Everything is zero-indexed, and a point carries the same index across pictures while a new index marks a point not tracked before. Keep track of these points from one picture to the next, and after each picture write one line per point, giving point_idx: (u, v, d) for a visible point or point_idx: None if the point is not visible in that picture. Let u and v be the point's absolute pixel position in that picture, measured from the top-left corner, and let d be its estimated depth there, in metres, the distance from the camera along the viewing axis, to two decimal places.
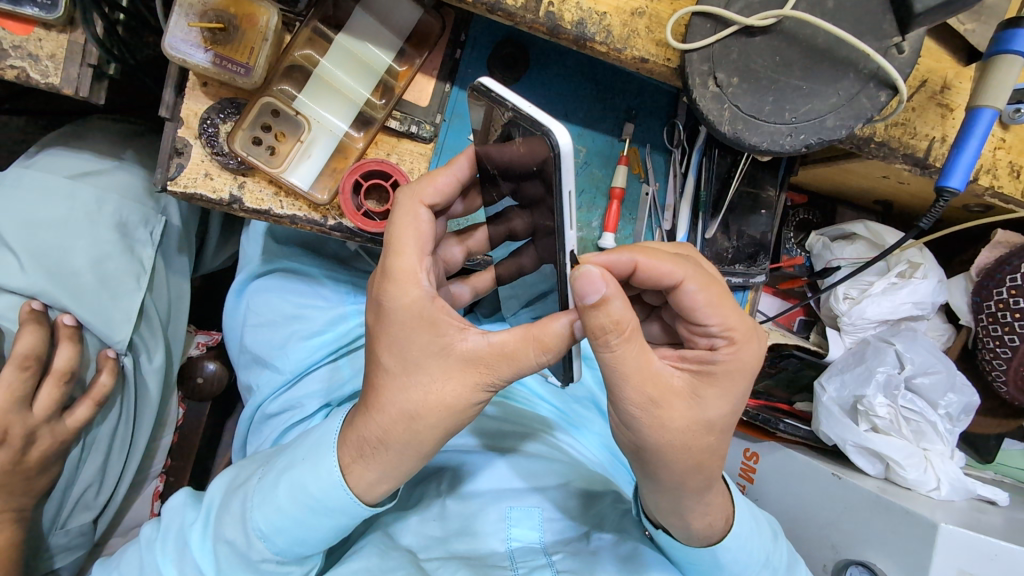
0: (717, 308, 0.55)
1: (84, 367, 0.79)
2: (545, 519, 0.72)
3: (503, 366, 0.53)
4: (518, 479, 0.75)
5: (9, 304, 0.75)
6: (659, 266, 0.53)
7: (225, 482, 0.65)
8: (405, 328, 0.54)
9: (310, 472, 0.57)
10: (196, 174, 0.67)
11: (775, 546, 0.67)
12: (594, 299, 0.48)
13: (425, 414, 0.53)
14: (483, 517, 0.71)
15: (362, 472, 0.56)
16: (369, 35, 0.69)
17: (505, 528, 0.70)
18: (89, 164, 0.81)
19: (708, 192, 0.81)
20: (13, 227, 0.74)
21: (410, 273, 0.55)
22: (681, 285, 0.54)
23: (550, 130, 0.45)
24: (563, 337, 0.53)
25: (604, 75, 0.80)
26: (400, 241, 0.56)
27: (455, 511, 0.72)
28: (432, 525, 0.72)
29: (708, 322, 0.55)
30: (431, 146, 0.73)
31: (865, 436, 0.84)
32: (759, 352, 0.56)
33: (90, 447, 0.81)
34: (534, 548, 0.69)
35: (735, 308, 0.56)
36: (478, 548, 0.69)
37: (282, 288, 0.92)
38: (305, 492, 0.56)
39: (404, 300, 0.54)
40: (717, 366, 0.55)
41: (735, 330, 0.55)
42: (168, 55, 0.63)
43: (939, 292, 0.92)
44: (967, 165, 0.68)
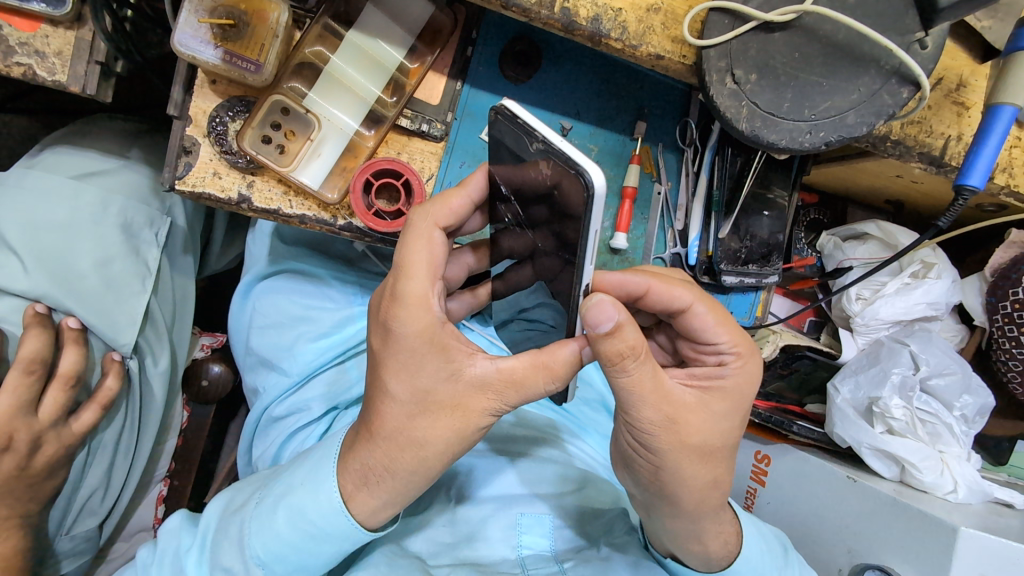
0: (722, 326, 0.56)
1: (89, 370, 0.77)
2: (556, 526, 0.71)
3: (512, 393, 0.52)
4: (527, 486, 0.74)
5: (12, 307, 0.73)
6: (671, 289, 0.55)
7: (221, 504, 0.63)
8: (415, 357, 0.52)
9: (309, 499, 0.56)
10: (204, 174, 0.66)
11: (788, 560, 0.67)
12: (606, 328, 0.47)
13: (428, 432, 0.52)
14: (491, 525, 0.70)
15: (366, 500, 0.56)
16: (381, 31, 0.67)
17: (513, 536, 0.69)
18: (94, 163, 0.79)
19: (720, 193, 0.79)
20: (15, 228, 0.72)
21: (422, 297, 0.52)
22: (689, 308, 0.56)
23: (585, 170, 0.43)
24: (572, 363, 0.51)
25: (616, 74, 0.79)
26: (411, 266, 0.53)
27: (464, 517, 0.71)
28: (441, 531, 0.70)
29: (716, 340, 0.57)
30: (443, 145, 0.72)
31: (881, 438, 0.83)
32: (748, 390, 0.57)
33: (96, 451, 0.80)
34: (544, 556, 0.68)
35: (738, 327, 0.58)
36: (488, 555, 0.68)
37: (289, 289, 0.91)
38: (306, 519, 0.55)
39: (414, 327, 0.52)
40: (726, 383, 0.56)
41: (739, 347, 0.57)
42: (176, 52, 0.60)
43: (953, 293, 0.91)
44: (988, 162, 0.66)
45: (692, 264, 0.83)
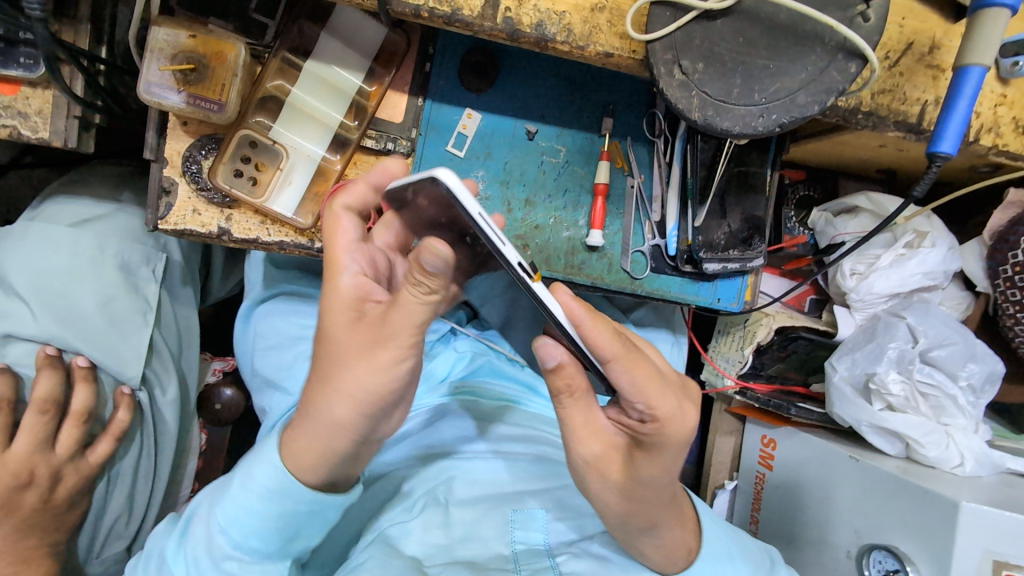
0: (639, 383, 0.49)
1: (101, 405, 0.82)
2: (550, 521, 0.71)
3: (401, 312, 0.50)
4: (519, 485, 0.75)
5: (26, 351, 0.78)
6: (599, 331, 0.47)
7: (205, 494, 0.65)
8: (326, 308, 0.55)
9: (257, 461, 0.57)
10: (184, 212, 0.69)
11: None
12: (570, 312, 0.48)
13: (331, 367, 0.52)
14: (485, 524, 0.70)
15: (295, 445, 0.56)
16: (337, 59, 0.69)
17: (508, 533, 0.70)
18: (91, 209, 0.84)
19: (694, 180, 0.80)
20: (21, 278, 0.77)
21: (331, 260, 0.56)
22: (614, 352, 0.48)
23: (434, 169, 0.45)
24: (433, 259, 0.46)
25: (577, 73, 0.80)
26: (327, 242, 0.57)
27: (458, 518, 0.71)
28: (435, 532, 0.70)
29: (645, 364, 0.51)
30: (410, 161, 0.75)
31: (880, 416, 0.81)
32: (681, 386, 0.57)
33: (115, 480, 0.85)
34: (535, 550, 0.69)
35: (663, 389, 0.50)
36: (481, 554, 0.68)
37: (285, 310, 0.95)
38: (254, 480, 0.56)
39: (330, 293, 0.55)
40: (648, 439, 0.52)
41: (659, 411, 0.50)
42: (143, 100, 0.63)
43: (950, 260, 0.89)
44: (958, 126, 0.64)
45: (672, 254, 0.83)
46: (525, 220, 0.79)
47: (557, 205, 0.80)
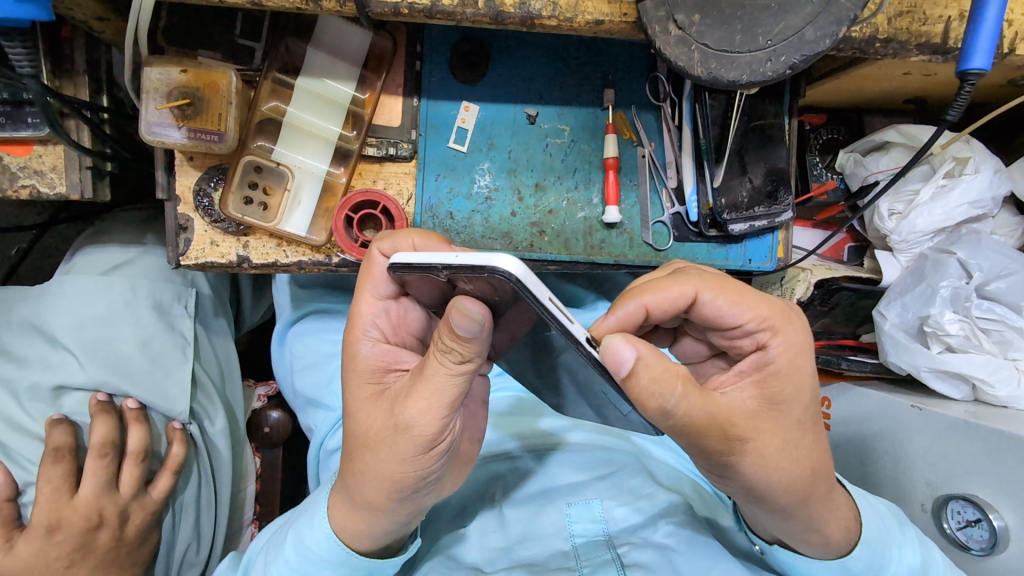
0: (738, 301, 0.52)
1: (156, 442, 0.85)
2: (606, 510, 0.70)
3: (421, 386, 0.49)
4: (570, 477, 0.74)
5: (79, 399, 0.81)
6: (668, 290, 0.52)
7: (265, 538, 0.70)
8: (352, 378, 0.54)
9: (307, 528, 0.58)
10: (203, 245, 0.70)
11: (902, 531, 0.62)
12: (628, 367, 0.45)
13: (361, 433, 0.52)
14: (542, 519, 0.70)
15: (342, 518, 0.56)
16: (328, 72, 0.69)
17: (566, 527, 0.68)
18: (118, 255, 0.86)
19: (707, 140, 0.76)
20: (64, 330, 0.80)
21: (357, 325, 0.54)
22: (697, 297, 0.52)
23: (494, 266, 0.40)
24: (464, 320, 0.44)
25: (571, 47, 0.77)
26: (353, 321, 0.55)
27: (515, 518, 0.71)
28: (493, 535, 0.69)
29: (741, 321, 0.52)
30: (414, 163, 0.74)
31: (939, 359, 0.76)
32: (803, 357, 0.52)
33: (180, 511, 0.88)
34: (597, 541, 0.67)
35: (760, 297, 0.52)
36: (542, 552, 0.67)
37: (316, 329, 0.96)
38: (306, 547, 0.58)
39: (352, 358, 0.55)
40: (776, 364, 0.51)
41: (769, 320, 0.52)
42: (147, 141, 0.64)
43: (998, 184, 0.83)
44: (990, 37, 0.58)
45: (694, 221, 0.80)
46: (538, 206, 0.78)
47: (568, 186, 0.78)
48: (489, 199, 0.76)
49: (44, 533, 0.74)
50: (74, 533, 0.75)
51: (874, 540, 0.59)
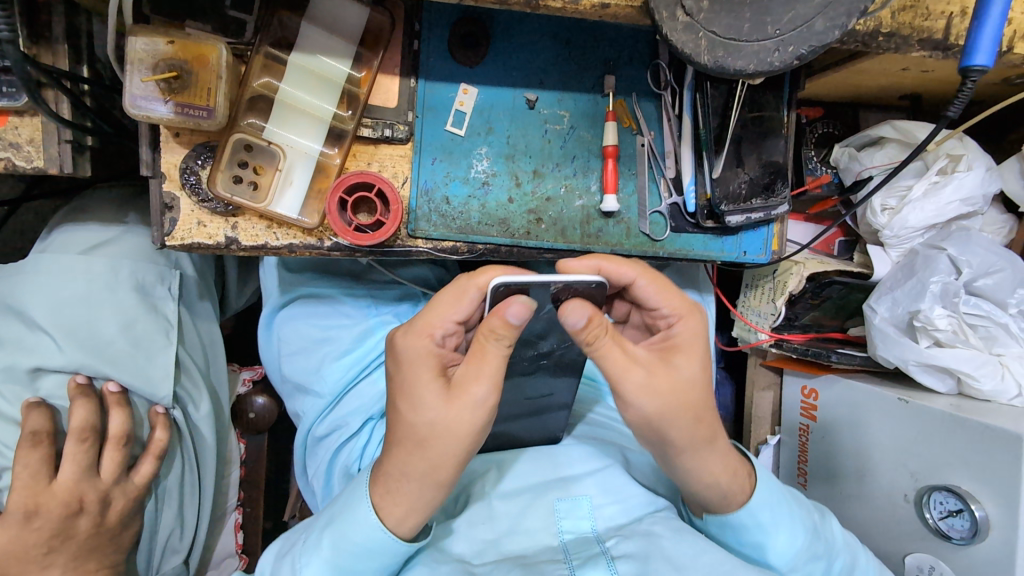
0: (663, 293, 0.62)
1: (138, 426, 0.82)
2: (596, 507, 0.69)
3: (488, 368, 0.53)
4: (558, 472, 0.73)
5: (57, 382, 0.78)
6: (617, 265, 0.61)
7: (271, 555, 0.64)
8: (412, 374, 0.55)
9: (347, 523, 0.57)
10: (189, 225, 0.68)
11: (823, 520, 0.69)
12: (581, 323, 0.53)
13: (425, 428, 0.54)
14: (531, 514, 0.68)
15: (392, 508, 0.56)
16: (322, 48, 0.67)
17: (554, 523, 0.68)
18: (98, 234, 0.83)
19: (707, 130, 0.76)
20: (42, 311, 0.77)
21: (426, 325, 0.57)
22: (635, 282, 0.61)
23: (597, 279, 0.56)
24: (519, 311, 0.52)
25: (573, 31, 0.76)
26: (419, 322, 0.57)
27: (503, 511, 0.69)
28: (481, 528, 0.68)
29: (659, 307, 0.62)
30: (410, 146, 0.72)
31: (927, 353, 0.77)
32: (702, 345, 0.61)
33: (164, 496, 0.86)
34: (585, 538, 0.66)
35: (676, 289, 0.63)
36: (531, 547, 0.66)
37: (304, 314, 0.94)
38: (348, 541, 0.56)
39: (413, 351, 0.56)
40: (677, 340, 0.61)
41: (677, 307, 0.62)
42: (131, 115, 0.61)
43: (989, 182, 0.84)
44: (994, 34, 0.58)
45: (692, 212, 0.80)
46: (535, 193, 0.76)
47: (566, 173, 0.77)
48: (486, 184, 0.75)
49: (22, 520, 0.72)
50: (53, 519, 0.73)
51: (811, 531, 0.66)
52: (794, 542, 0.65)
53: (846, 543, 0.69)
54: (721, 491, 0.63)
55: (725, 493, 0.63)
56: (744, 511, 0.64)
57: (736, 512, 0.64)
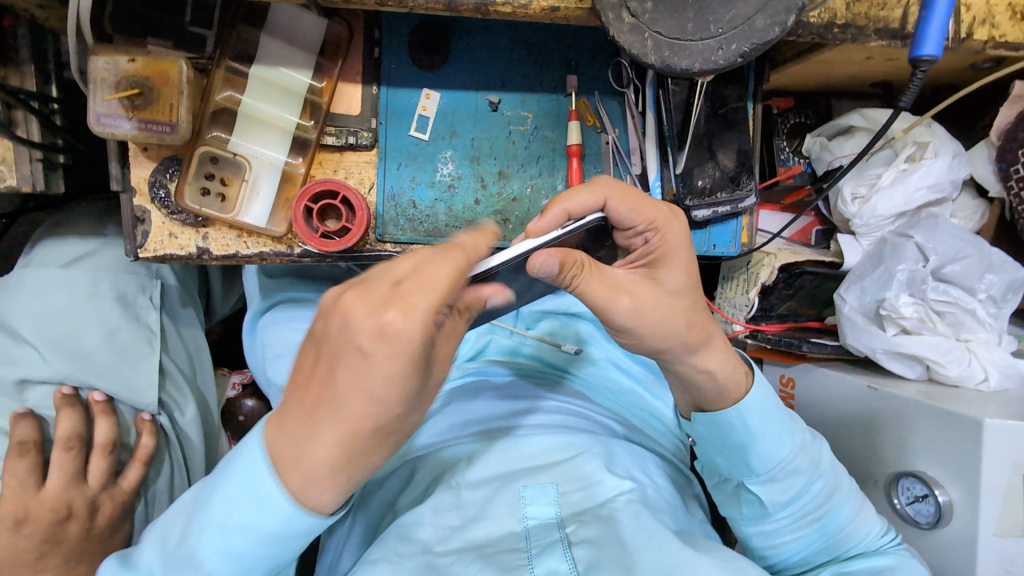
0: (637, 209, 0.61)
1: (125, 433, 0.85)
2: (560, 493, 0.71)
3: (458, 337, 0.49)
4: (525, 460, 0.75)
5: (44, 393, 0.80)
6: (581, 196, 0.60)
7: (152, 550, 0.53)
8: (399, 356, 0.41)
9: (258, 513, 0.47)
10: (161, 236, 0.69)
11: (817, 445, 0.69)
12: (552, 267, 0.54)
13: (393, 413, 0.44)
14: (496, 502, 0.70)
15: (323, 494, 0.47)
16: (281, 59, 0.68)
17: (519, 508, 0.69)
18: (78, 248, 0.85)
19: (671, 127, 0.75)
20: (27, 324, 0.80)
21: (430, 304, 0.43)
22: (606, 203, 0.61)
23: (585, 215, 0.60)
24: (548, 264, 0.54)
25: (534, 32, 0.77)
26: (424, 290, 0.43)
27: (471, 498, 0.71)
28: (447, 515, 0.69)
29: (632, 223, 0.63)
30: (375, 152, 0.73)
31: (894, 340, 0.78)
32: (681, 250, 0.63)
33: (153, 500, 0.88)
34: (549, 523, 0.68)
35: (650, 200, 0.63)
36: (492, 533, 0.68)
37: (284, 318, 0.95)
38: (261, 530, 0.47)
39: (412, 334, 0.41)
40: (658, 252, 0.63)
41: (654, 220, 0.63)
42: (96, 132, 0.62)
43: (956, 168, 0.84)
44: (941, 24, 0.58)
45: None
46: (502, 194, 0.77)
47: (532, 174, 0.78)
48: (452, 188, 0.76)
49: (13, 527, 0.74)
50: (43, 527, 0.74)
51: (806, 465, 0.67)
52: (778, 448, 0.66)
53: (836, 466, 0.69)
54: (718, 387, 0.65)
55: (717, 391, 0.66)
56: (735, 413, 0.65)
57: (728, 411, 0.66)
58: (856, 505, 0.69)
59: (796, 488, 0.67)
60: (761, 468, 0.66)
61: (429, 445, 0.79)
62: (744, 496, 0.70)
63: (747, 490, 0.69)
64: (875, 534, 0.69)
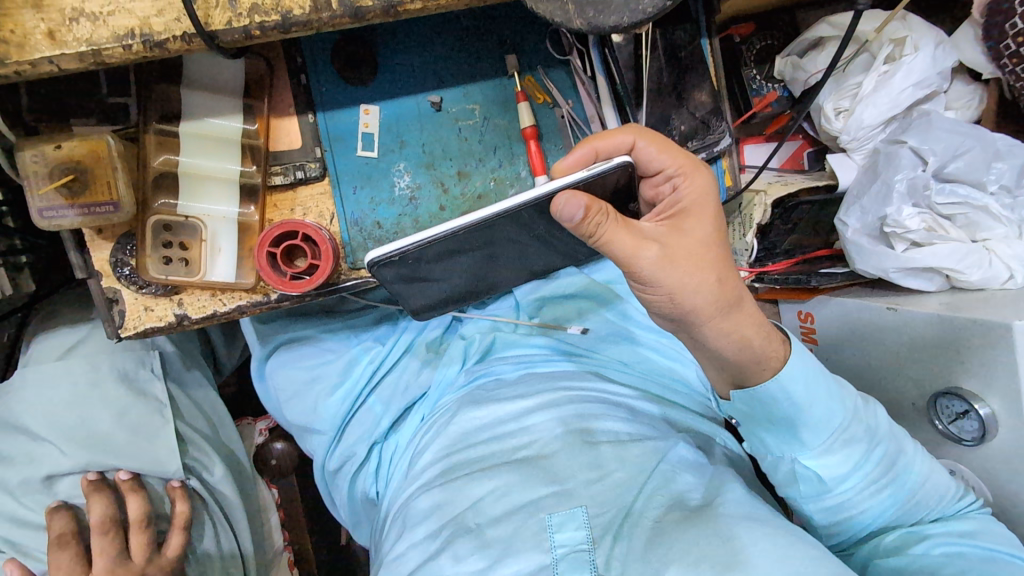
0: (665, 151, 0.61)
1: (159, 503, 0.86)
2: (591, 517, 0.65)
3: None
4: (549, 480, 0.70)
5: (72, 483, 0.82)
6: (612, 137, 0.61)
7: None
8: None
9: None
10: (138, 313, 0.68)
11: (865, 405, 0.64)
12: (578, 213, 0.52)
13: None
14: (521, 536, 0.65)
15: None
16: (209, 109, 0.66)
17: (546, 539, 0.64)
18: (71, 336, 0.86)
19: (625, 86, 0.73)
20: (40, 421, 0.81)
21: None
22: (635, 144, 0.61)
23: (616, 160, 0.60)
24: (571, 206, 0.52)
25: (462, 18, 0.72)
26: None
27: (493, 535, 0.67)
28: (470, 560, 0.65)
29: (661, 166, 0.61)
30: (327, 181, 0.71)
31: (906, 256, 0.73)
32: (709, 199, 0.61)
33: (203, 560, 0.90)
34: (580, 553, 0.63)
35: (677, 147, 0.62)
36: (521, 572, 0.63)
37: (290, 359, 0.93)
38: None
39: None
40: (685, 203, 0.61)
41: (682, 164, 0.61)
42: (44, 226, 0.62)
43: (940, 59, 0.78)
44: None
45: None
46: (466, 194, 0.75)
47: (492, 166, 0.75)
48: (414, 199, 0.73)
49: None
50: None
51: (850, 423, 0.62)
52: (829, 418, 0.62)
53: (889, 427, 0.65)
54: (754, 354, 0.61)
55: (750, 360, 0.61)
56: (776, 383, 0.61)
57: (767, 382, 0.61)
58: (926, 466, 0.64)
59: (856, 458, 0.63)
60: (815, 441, 0.62)
61: (447, 474, 0.76)
62: (800, 475, 0.65)
63: (802, 468, 0.64)
64: (949, 498, 0.64)
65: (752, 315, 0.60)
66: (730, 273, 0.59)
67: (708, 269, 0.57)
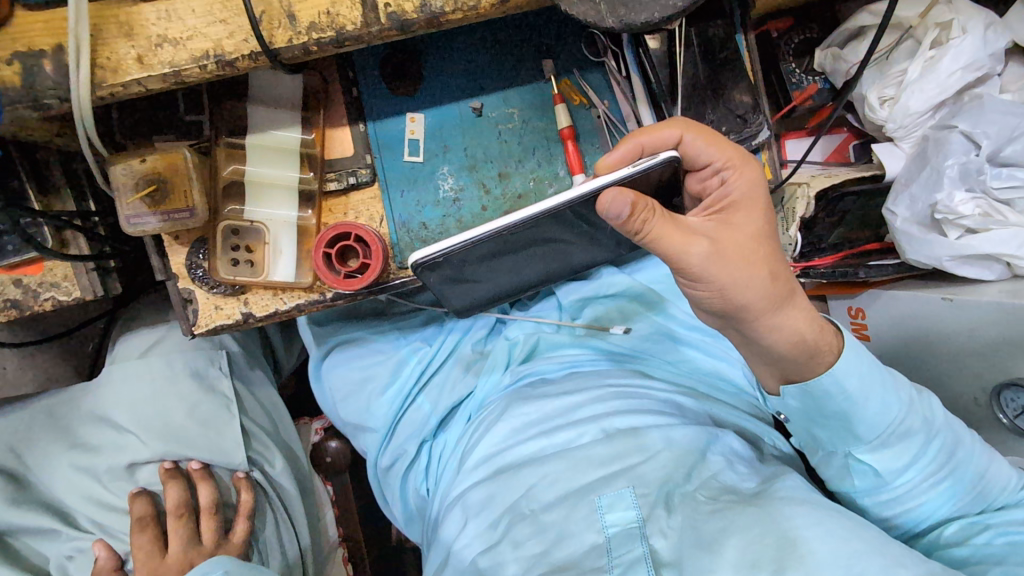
0: (713, 147, 0.61)
1: (225, 492, 0.92)
2: (639, 496, 0.67)
3: None
4: (596, 468, 0.72)
5: (151, 471, 0.90)
6: (658, 132, 0.61)
7: None
8: None
9: None
10: (209, 311, 0.74)
11: (920, 396, 0.62)
12: (625, 211, 0.53)
13: None
14: (572, 520, 0.68)
15: None
16: (271, 123, 0.72)
17: (598, 519, 0.67)
18: (149, 336, 0.94)
19: (659, 84, 0.73)
20: (124, 413, 0.89)
21: None
22: (681, 139, 0.61)
23: (664, 155, 0.59)
24: (619, 202, 0.53)
25: (501, 29, 0.76)
26: None
27: (549, 521, 0.69)
28: (528, 544, 0.69)
29: (709, 160, 0.62)
30: (376, 186, 0.76)
31: (960, 243, 0.71)
32: (759, 194, 0.61)
33: (265, 550, 0.95)
34: (631, 530, 0.65)
35: (726, 141, 0.62)
36: (577, 551, 0.66)
37: (345, 359, 0.98)
38: None
39: None
40: (734, 197, 0.62)
41: (731, 159, 0.62)
42: (131, 232, 0.69)
43: (990, 41, 0.76)
44: None
45: None
46: (507, 195, 0.78)
47: (532, 167, 0.78)
48: (457, 200, 0.77)
49: None
50: None
51: (906, 415, 0.60)
52: (885, 411, 0.60)
53: (946, 417, 0.62)
54: (809, 348, 0.60)
55: (799, 358, 0.60)
56: (831, 377, 0.60)
57: (824, 376, 0.60)
58: (986, 457, 0.61)
59: (912, 452, 0.61)
60: (869, 434, 0.61)
61: (497, 465, 0.78)
62: (854, 467, 0.64)
63: (855, 460, 0.63)
64: (1011, 486, 0.61)
65: (805, 311, 0.60)
66: (779, 268, 0.59)
67: (756, 262, 0.58)
